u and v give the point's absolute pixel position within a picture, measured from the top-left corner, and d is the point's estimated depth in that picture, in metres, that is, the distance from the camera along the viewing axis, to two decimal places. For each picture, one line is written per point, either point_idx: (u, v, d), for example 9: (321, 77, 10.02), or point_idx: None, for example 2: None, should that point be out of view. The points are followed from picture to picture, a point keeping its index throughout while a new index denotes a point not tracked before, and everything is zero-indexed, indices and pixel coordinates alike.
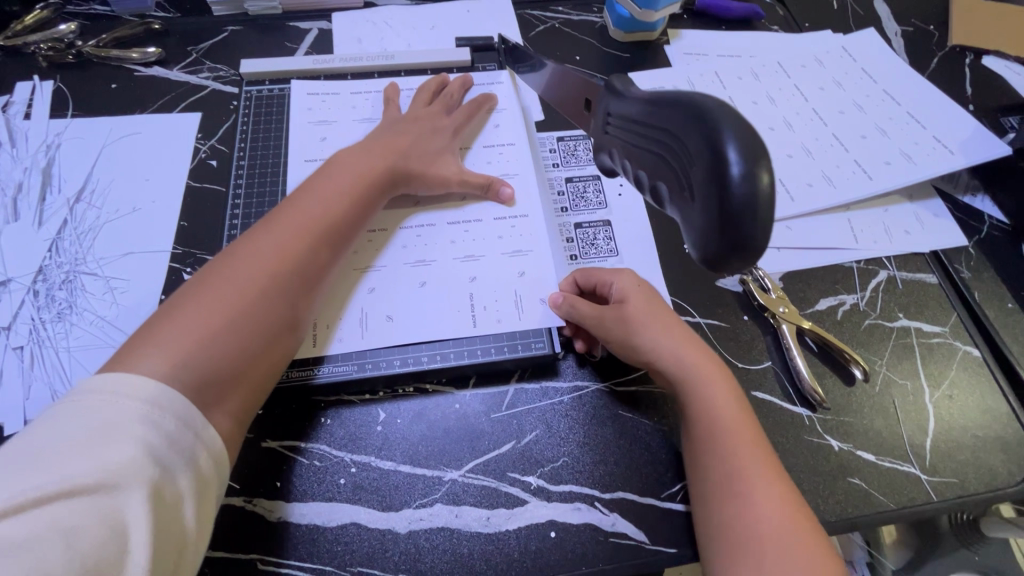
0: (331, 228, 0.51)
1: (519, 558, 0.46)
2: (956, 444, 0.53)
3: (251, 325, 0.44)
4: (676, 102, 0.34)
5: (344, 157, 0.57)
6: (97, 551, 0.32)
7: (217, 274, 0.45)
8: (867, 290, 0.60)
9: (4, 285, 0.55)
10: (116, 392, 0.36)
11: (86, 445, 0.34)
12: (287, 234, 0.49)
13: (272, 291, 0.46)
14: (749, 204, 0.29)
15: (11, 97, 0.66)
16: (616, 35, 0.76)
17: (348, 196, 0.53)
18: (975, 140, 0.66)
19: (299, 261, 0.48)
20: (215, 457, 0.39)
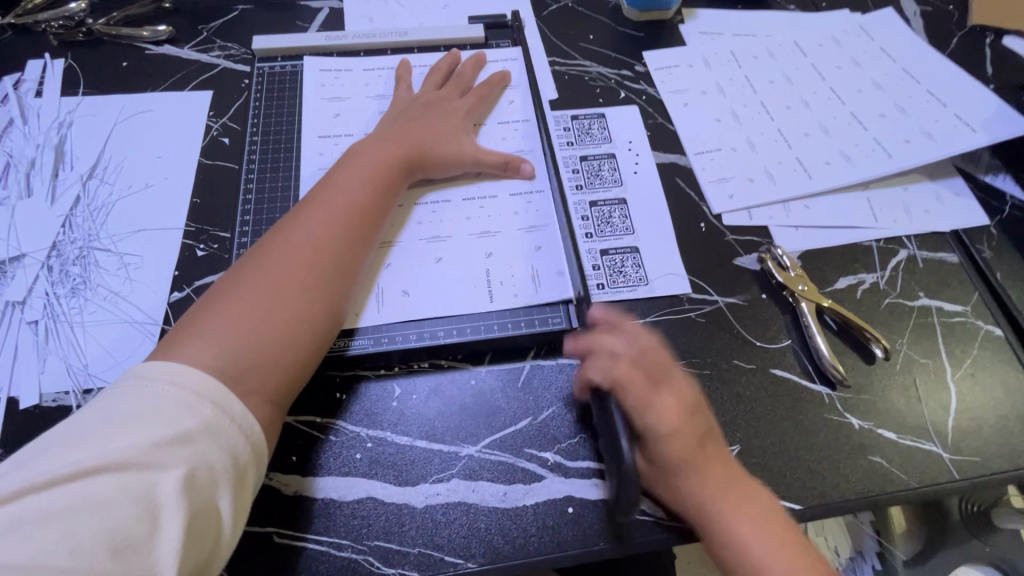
0: (358, 217, 0.52)
1: (537, 533, 0.46)
2: (978, 423, 0.52)
3: (290, 315, 0.46)
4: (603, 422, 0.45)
5: (364, 145, 0.57)
6: (128, 528, 0.33)
7: (255, 268, 0.47)
8: (886, 269, 0.59)
9: (19, 260, 0.55)
10: (159, 377, 0.39)
11: (128, 426, 0.36)
12: (317, 225, 0.50)
13: (307, 281, 0.47)
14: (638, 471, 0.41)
15: (22, 74, 0.66)
16: (630, 14, 0.75)
17: (374, 186, 0.54)
18: (996, 117, 0.65)
19: (330, 252, 0.49)
20: (252, 443, 0.40)
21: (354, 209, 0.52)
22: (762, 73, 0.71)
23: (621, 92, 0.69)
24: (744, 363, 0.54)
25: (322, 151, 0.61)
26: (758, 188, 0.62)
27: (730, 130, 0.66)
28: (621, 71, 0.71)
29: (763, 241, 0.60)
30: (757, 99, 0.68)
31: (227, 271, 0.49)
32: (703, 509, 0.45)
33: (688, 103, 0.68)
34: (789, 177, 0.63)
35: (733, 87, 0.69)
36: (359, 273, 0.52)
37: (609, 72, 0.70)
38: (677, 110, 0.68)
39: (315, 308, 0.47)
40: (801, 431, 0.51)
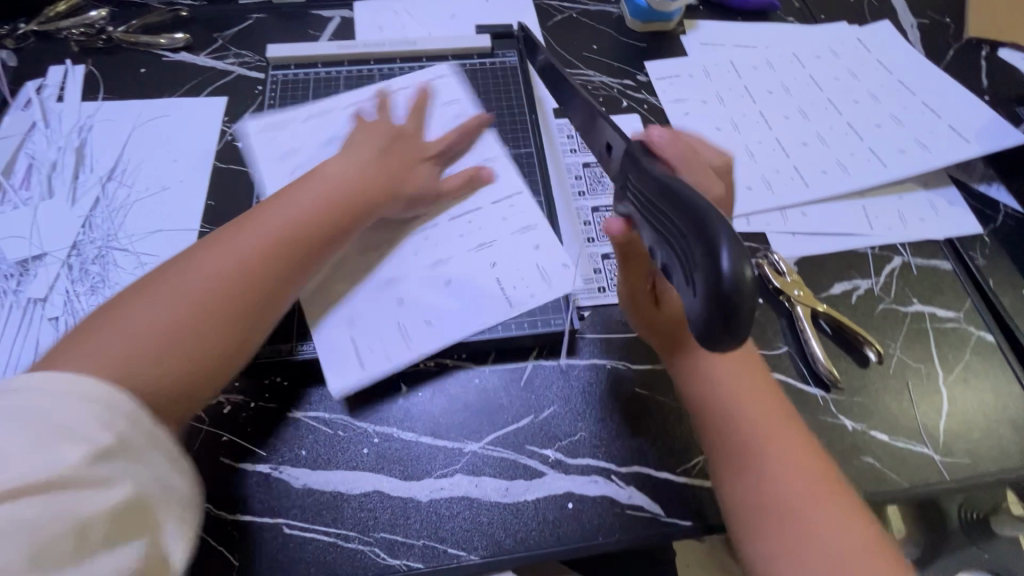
0: (301, 239, 0.48)
1: (537, 527, 0.47)
2: (969, 425, 0.54)
3: (197, 337, 0.41)
4: (682, 211, 0.28)
5: (328, 163, 0.54)
6: (68, 549, 0.30)
7: (174, 278, 0.43)
8: (881, 275, 0.61)
9: (41, 258, 0.57)
10: (72, 388, 0.34)
11: (55, 439, 0.32)
12: (254, 241, 0.46)
13: (227, 300, 0.43)
14: (741, 306, 0.25)
15: (44, 80, 0.68)
16: (633, 25, 0.77)
17: (326, 206, 0.51)
18: (989, 129, 0.67)
19: (261, 273, 0.45)
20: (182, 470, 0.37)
21: (298, 230, 0.48)
22: (761, 83, 0.73)
23: (623, 101, 0.71)
24: None
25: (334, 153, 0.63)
26: (756, 195, 0.64)
27: (729, 139, 0.68)
28: (624, 81, 0.73)
29: (759, 247, 0.62)
30: (756, 109, 0.70)
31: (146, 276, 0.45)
32: (746, 429, 0.45)
33: (688, 112, 0.70)
34: (786, 186, 0.64)
35: (733, 98, 0.71)
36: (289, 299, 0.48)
37: (612, 81, 0.72)
38: (678, 119, 0.69)
39: (228, 332, 0.43)
40: None
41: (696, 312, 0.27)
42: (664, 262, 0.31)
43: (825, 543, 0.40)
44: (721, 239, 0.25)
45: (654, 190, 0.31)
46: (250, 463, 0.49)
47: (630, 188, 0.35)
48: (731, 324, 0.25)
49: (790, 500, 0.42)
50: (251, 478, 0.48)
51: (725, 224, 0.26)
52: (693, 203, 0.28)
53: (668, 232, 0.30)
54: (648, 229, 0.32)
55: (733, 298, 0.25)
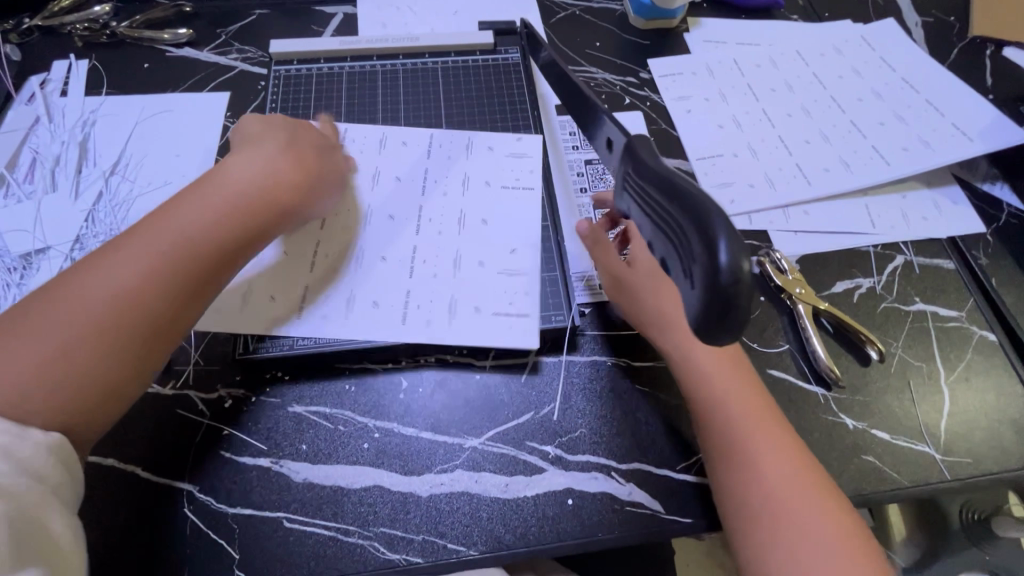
0: (182, 261, 0.43)
1: (537, 523, 0.47)
2: (971, 425, 0.53)
3: (63, 377, 0.39)
4: (680, 207, 0.27)
5: (227, 168, 0.49)
6: None
7: (57, 306, 0.40)
8: (883, 274, 0.61)
9: (44, 252, 0.57)
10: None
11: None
12: (126, 267, 0.42)
13: (94, 336, 0.40)
14: (738, 299, 0.25)
15: (48, 74, 0.69)
16: (636, 22, 0.77)
17: (217, 224, 0.45)
18: (994, 127, 0.66)
19: (135, 304, 0.41)
20: (63, 460, 0.38)
21: (178, 253, 0.43)
22: (764, 81, 0.72)
23: (626, 99, 0.71)
24: None
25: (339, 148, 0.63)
26: (758, 193, 0.64)
27: (732, 137, 0.68)
28: (627, 78, 0.73)
29: (761, 245, 0.62)
30: (759, 107, 0.70)
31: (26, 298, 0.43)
32: (733, 426, 0.47)
33: (691, 109, 0.70)
34: (788, 184, 0.64)
35: (736, 95, 0.71)
36: (179, 326, 0.44)
37: (615, 78, 0.72)
38: (681, 117, 0.69)
39: (96, 371, 0.40)
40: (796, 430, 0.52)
41: (693, 303, 0.27)
42: (658, 255, 0.30)
43: (800, 536, 0.43)
44: (720, 232, 0.25)
45: (653, 183, 0.30)
46: (251, 457, 0.49)
47: (624, 181, 0.34)
48: (729, 318, 0.25)
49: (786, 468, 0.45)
50: (252, 472, 0.48)
51: (723, 218, 0.25)
52: (690, 198, 0.27)
53: (665, 226, 0.29)
54: (642, 221, 0.32)
55: (731, 293, 0.25)
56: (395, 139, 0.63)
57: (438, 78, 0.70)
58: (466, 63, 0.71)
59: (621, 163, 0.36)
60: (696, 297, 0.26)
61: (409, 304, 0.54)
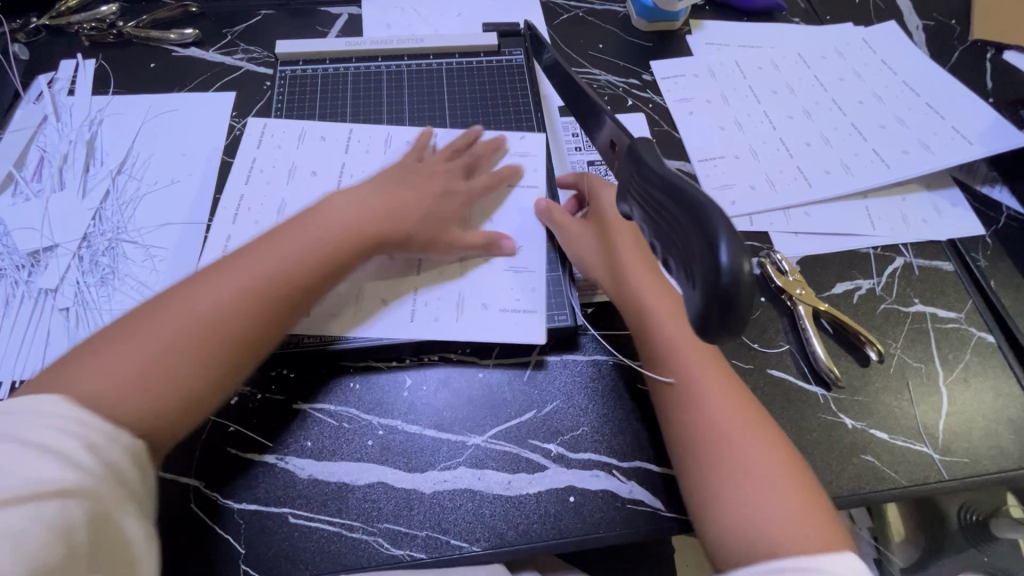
0: (281, 286, 0.47)
1: (539, 520, 0.48)
2: (968, 425, 0.54)
3: (166, 384, 0.42)
4: (682, 206, 0.28)
5: (331, 202, 0.53)
6: (41, 555, 0.33)
7: (168, 315, 0.44)
8: (883, 276, 0.61)
9: (51, 250, 0.58)
10: (40, 410, 0.38)
11: (17, 458, 0.35)
12: (234, 288, 0.46)
13: (198, 347, 0.43)
14: (739, 299, 0.25)
15: (56, 73, 0.69)
16: (638, 24, 0.77)
17: (316, 255, 0.49)
18: (994, 131, 0.67)
19: (235, 322, 0.45)
20: (140, 466, 0.40)
21: (281, 279, 0.47)
22: (766, 84, 0.73)
23: (628, 100, 0.71)
24: (743, 363, 0.55)
25: (346, 149, 0.64)
26: (759, 195, 0.64)
27: (734, 139, 0.68)
28: (629, 80, 0.73)
29: (762, 246, 0.62)
30: (761, 109, 0.71)
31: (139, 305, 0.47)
32: (681, 362, 0.50)
33: (693, 111, 0.70)
34: (790, 186, 0.65)
35: (738, 97, 0.71)
36: (267, 345, 0.47)
37: (618, 80, 0.73)
38: (683, 118, 0.70)
39: (192, 380, 0.43)
40: (796, 429, 0.53)
41: (693, 303, 0.27)
42: (658, 256, 0.31)
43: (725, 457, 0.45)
44: (721, 234, 0.26)
45: (658, 187, 0.31)
46: (257, 453, 0.49)
47: (627, 187, 0.35)
48: (730, 319, 0.25)
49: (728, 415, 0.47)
50: (257, 467, 0.49)
51: (725, 222, 0.26)
52: (694, 202, 0.28)
53: (665, 227, 0.29)
54: (644, 225, 0.32)
55: (731, 293, 0.25)
56: (400, 139, 0.65)
57: (443, 79, 0.71)
58: (470, 64, 0.72)
59: (623, 167, 0.36)
60: (697, 298, 0.26)
61: (416, 305, 0.55)
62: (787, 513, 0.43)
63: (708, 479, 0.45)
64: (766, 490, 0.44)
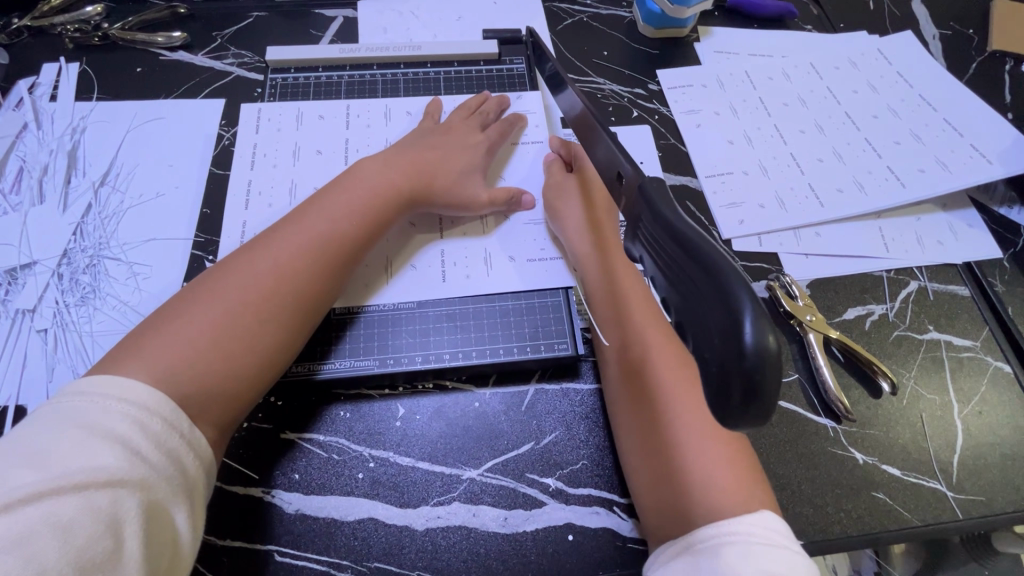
0: (334, 248, 0.50)
1: (536, 559, 0.46)
2: (984, 461, 0.52)
3: (238, 350, 0.44)
4: (697, 257, 0.26)
5: (362, 169, 0.56)
6: (90, 547, 0.32)
7: (229, 282, 0.46)
8: (896, 300, 0.59)
9: (30, 267, 0.55)
10: (106, 395, 0.37)
11: (76, 446, 0.34)
12: (288, 251, 0.48)
13: (265, 309, 0.46)
14: (765, 377, 0.23)
15: (37, 78, 0.66)
16: (645, 31, 0.75)
17: (362, 218, 0.52)
18: (1013, 150, 0.64)
19: (295, 283, 0.48)
20: (200, 457, 0.39)
21: (332, 241, 0.50)
22: (776, 95, 0.70)
23: (633, 111, 0.69)
24: None
25: (347, 125, 0.64)
26: (769, 214, 0.62)
27: (743, 154, 0.65)
28: (635, 90, 0.70)
29: (772, 269, 0.60)
30: (771, 122, 0.68)
31: (184, 288, 0.47)
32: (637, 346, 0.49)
33: (701, 124, 0.68)
34: (800, 204, 0.62)
35: (748, 109, 0.69)
36: (323, 309, 0.50)
37: (622, 90, 0.70)
38: (690, 131, 0.67)
39: (263, 341, 0.45)
40: (806, 465, 0.50)
41: (705, 368, 0.25)
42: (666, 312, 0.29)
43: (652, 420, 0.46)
44: (745, 304, 0.24)
45: (667, 235, 0.29)
46: (240, 486, 0.47)
47: (636, 226, 0.33)
48: (752, 402, 0.24)
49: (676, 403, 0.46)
50: (241, 502, 0.47)
51: (746, 287, 0.24)
52: (707, 255, 0.26)
53: (675, 279, 0.27)
54: (653, 270, 0.30)
55: (754, 374, 0.23)
56: (400, 109, 0.66)
57: (440, 88, 0.68)
58: (470, 73, 0.69)
59: (630, 204, 0.34)
60: (712, 365, 0.25)
61: (444, 262, 0.57)
62: (718, 477, 0.42)
63: (650, 454, 0.44)
64: (702, 459, 0.43)
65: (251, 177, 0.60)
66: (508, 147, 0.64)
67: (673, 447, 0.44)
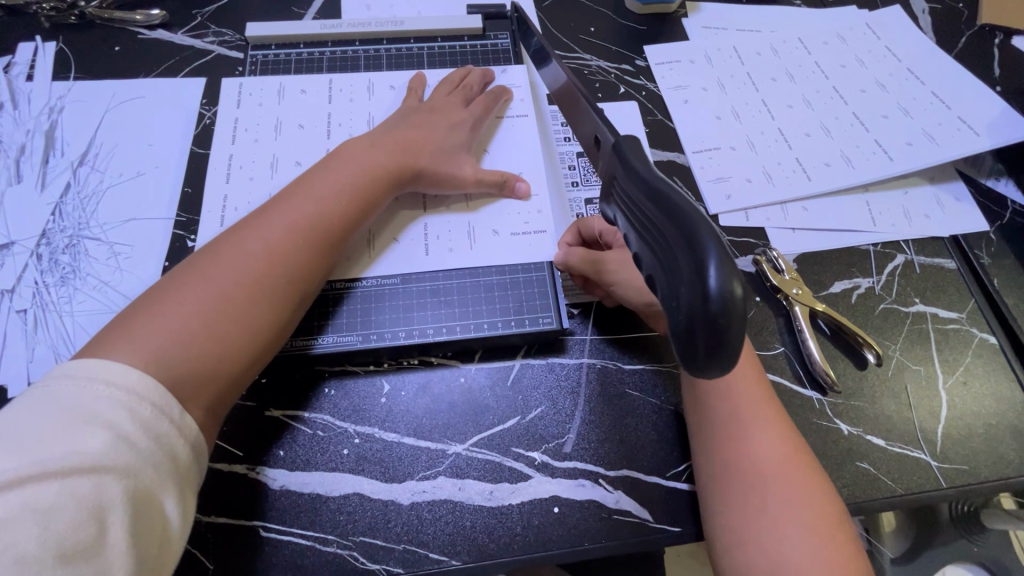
0: (323, 226, 0.50)
1: (522, 532, 0.46)
2: (968, 430, 0.52)
3: (229, 329, 0.43)
4: (671, 212, 0.26)
5: (348, 148, 0.55)
6: (72, 534, 0.32)
7: (217, 261, 0.45)
8: (883, 274, 0.59)
9: (8, 247, 0.55)
10: (93, 377, 0.37)
11: (60, 431, 0.34)
12: (277, 232, 0.48)
13: (256, 288, 0.45)
14: (729, 325, 0.23)
15: (14, 57, 0.65)
16: (632, 7, 0.73)
17: (349, 196, 0.52)
18: (1000, 121, 0.64)
19: (285, 262, 0.47)
20: (190, 443, 0.39)
21: (320, 219, 0.50)
22: (764, 70, 0.69)
23: (621, 87, 0.68)
24: None
25: (329, 100, 0.63)
26: (756, 188, 0.61)
27: (730, 129, 0.65)
28: (622, 66, 0.69)
29: (758, 243, 0.60)
30: (759, 97, 0.67)
31: (170, 271, 0.46)
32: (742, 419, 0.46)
33: (688, 99, 0.67)
34: (787, 179, 0.62)
35: (735, 84, 0.68)
36: (314, 287, 0.49)
37: (609, 66, 0.69)
38: (677, 107, 0.66)
39: (256, 321, 0.45)
40: None
41: (674, 321, 0.25)
42: (643, 270, 0.29)
43: (754, 448, 0.44)
44: (710, 252, 0.24)
45: (643, 193, 0.29)
46: (226, 463, 0.47)
47: (612, 186, 0.33)
48: (716, 353, 0.24)
49: (774, 478, 0.43)
50: (225, 479, 0.46)
51: (715, 238, 0.24)
52: (679, 209, 0.26)
53: (651, 238, 0.28)
54: (629, 229, 0.30)
55: (719, 321, 0.23)
56: (383, 84, 0.65)
57: (424, 65, 0.67)
58: (454, 49, 0.68)
59: (607, 165, 0.34)
60: (680, 319, 0.25)
61: (428, 236, 0.57)
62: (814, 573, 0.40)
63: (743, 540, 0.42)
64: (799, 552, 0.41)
65: (232, 153, 0.59)
66: (494, 122, 0.64)
67: (773, 538, 0.41)
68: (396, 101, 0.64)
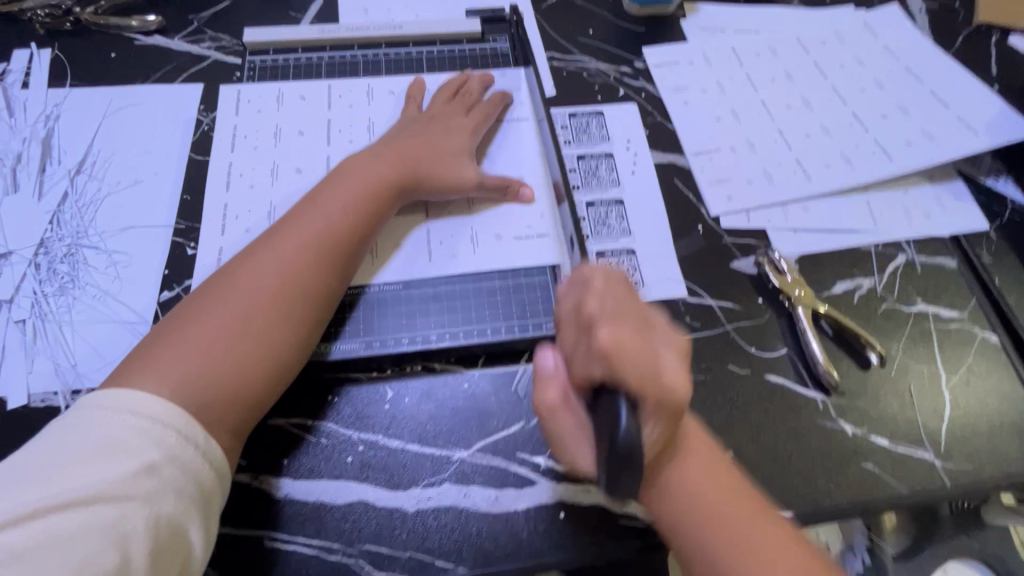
0: (333, 241, 0.49)
1: (528, 538, 0.46)
2: (971, 429, 0.52)
3: (249, 355, 0.43)
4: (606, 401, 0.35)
5: (353, 162, 0.55)
6: (96, 560, 0.32)
7: (234, 287, 0.45)
8: (884, 274, 0.59)
9: (6, 257, 0.54)
10: (120, 406, 0.37)
11: (89, 460, 0.35)
12: (290, 251, 0.48)
13: (273, 311, 0.45)
14: None
15: (8, 65, 0.65)
16: (630, 8, 0.73)
17: (358, 210, 0.51)
18: (999, 120, 0.64)
19: (300, 281, 0.47)
20: (216, 468, 0.39)
21: (330, 236, 0.49)
22: (763, 71, 0.70)
23: (620, 90, 0.68)
24: (739, 368, 0.53)
25: (329, 105, 0.63)
26: (756, 190, 0.62)
27: (730, 130, 0.65)
28: (621, 68, 0.69)
29: (759, 244, 0.60)
30: (758, 99, 0.67)
31: (189, 296, 0.47)
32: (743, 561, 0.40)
33: (688, 101, 0.67)
34: (788, 181, 0.62)
35: (734, 86, 0.68)
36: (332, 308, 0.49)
37: (609, 68, 0.69)
38: (677, 109, 0.67)
39: (273, 343, 0.44)
40: (795, 437, 0.51)
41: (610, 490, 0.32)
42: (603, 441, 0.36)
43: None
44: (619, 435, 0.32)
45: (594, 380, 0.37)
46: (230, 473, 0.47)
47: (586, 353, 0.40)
48: None
49: None
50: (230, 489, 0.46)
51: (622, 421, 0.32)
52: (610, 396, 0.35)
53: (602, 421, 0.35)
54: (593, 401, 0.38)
55: None
56: (382, 89, 0.65)
57: (423, 69, 0.67)
58: (453, 53, 0.68)
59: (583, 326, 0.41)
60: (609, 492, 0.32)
61: (430, 241, 0.56)
62: None
63: None
64: None
65: (231, 160, 0.59)
66: (494, 126, 0.63)
67: None
68: (396, 105, 0.64)
